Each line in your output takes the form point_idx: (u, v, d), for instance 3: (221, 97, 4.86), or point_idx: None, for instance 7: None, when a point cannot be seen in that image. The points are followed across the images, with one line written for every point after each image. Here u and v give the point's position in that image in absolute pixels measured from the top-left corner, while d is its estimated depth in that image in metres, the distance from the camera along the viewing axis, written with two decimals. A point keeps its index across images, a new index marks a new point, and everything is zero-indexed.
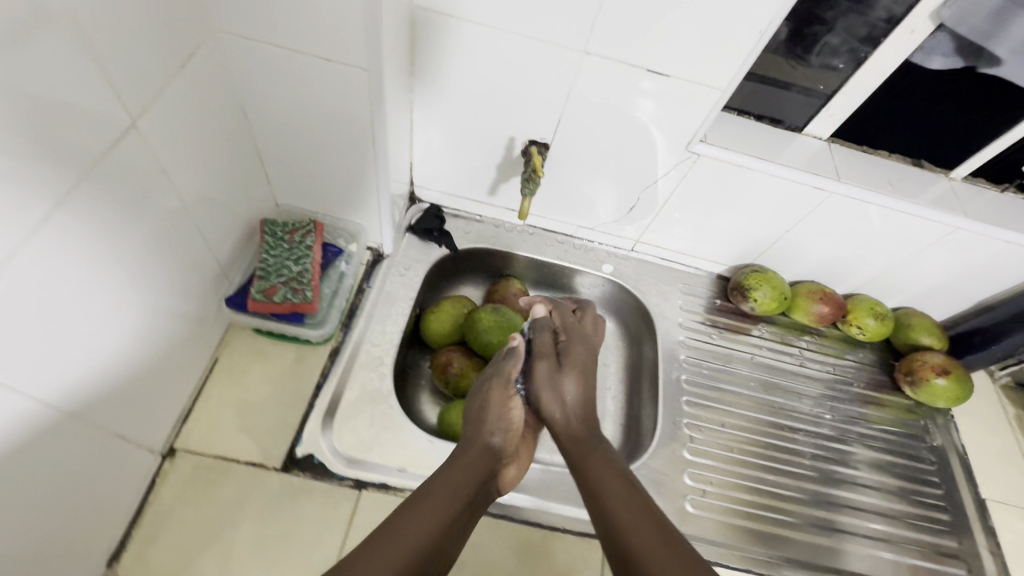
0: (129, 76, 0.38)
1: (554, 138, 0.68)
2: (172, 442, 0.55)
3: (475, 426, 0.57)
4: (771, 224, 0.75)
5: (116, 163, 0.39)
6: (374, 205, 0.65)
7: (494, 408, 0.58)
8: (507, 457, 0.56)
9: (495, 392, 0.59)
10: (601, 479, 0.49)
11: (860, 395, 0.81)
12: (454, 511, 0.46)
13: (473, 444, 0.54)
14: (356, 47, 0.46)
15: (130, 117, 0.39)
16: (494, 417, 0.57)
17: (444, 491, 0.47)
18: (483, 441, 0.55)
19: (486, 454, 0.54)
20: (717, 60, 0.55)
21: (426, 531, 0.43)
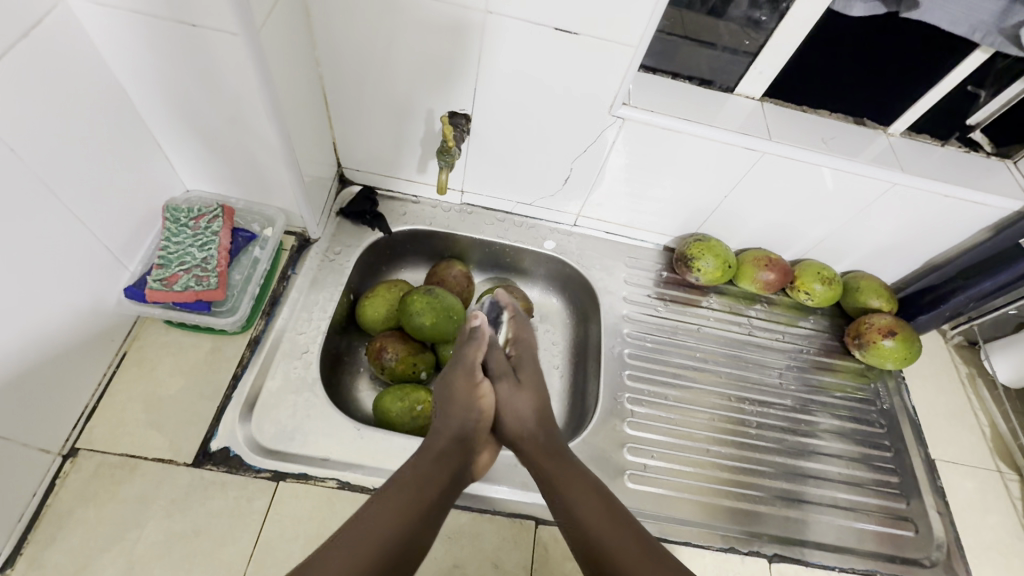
0: None
1: (475, 109, 0.66)
2: (74, 441, 0.52)
3: (443, 416, 0.56)
4: (709, 190, 0.73)
5: None
6: (287, 186, 0.63)
7: (462, 397, 0.57)
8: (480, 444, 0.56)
9: (462, 384, 0.57)
10: (565, 482, 0.53)
11: (810, 361, 0.80)
12: (424, 503, 0.48)
13: (442, 436, 0.54)
14: (224, 11, 0.44)
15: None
16: (463, 405, 0.56)
17: (415, 482, 0.49)
18: (454, 429, 0.54)
19: (458, 442, 0.54)
20: (625, 14, 0.53)
21: (394, 521, 0.45)
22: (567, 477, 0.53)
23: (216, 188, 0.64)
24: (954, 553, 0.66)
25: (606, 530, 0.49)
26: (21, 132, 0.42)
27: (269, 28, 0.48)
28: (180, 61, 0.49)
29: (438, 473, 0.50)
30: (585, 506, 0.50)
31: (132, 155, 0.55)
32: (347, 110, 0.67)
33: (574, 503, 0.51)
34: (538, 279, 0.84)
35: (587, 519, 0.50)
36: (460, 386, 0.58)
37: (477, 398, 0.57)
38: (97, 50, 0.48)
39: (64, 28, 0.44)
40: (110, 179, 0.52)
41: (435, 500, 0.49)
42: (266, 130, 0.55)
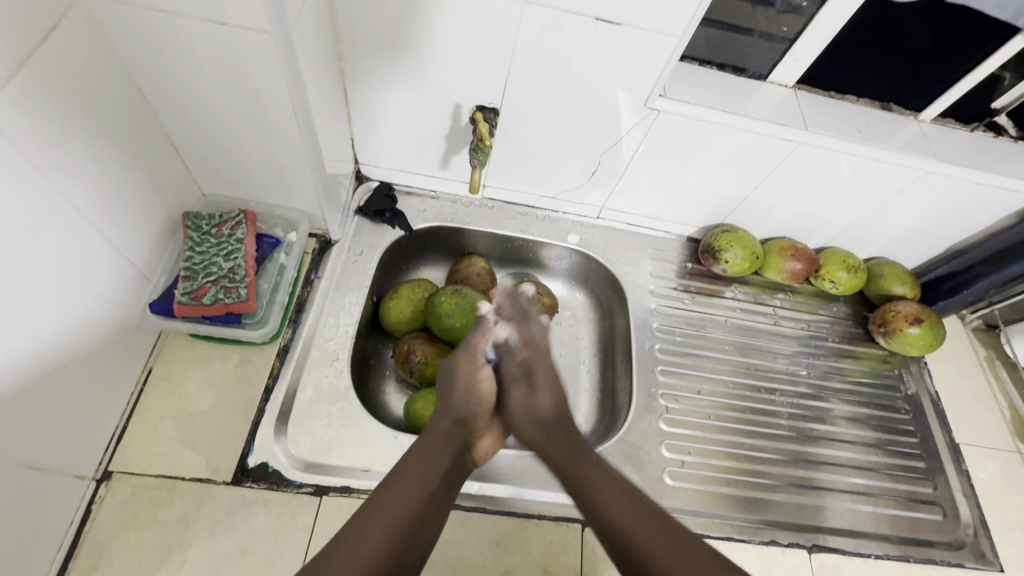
0: None
1: (503, 102, 0.64)
2: (107, 464, 0.50)
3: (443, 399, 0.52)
4: (739, 181, 0.72)
5: None
6: (310, 188, 0.60)
7: (463, 382, 0.53)
8: (480, 429, 0.53)
9: (462, 364, 0.54)
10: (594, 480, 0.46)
11: (835, 349, 0.80)
12: (428, 496, 0.44)
13: (444, 415, 0.50)
14: (258, 7, 0.41)
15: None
16: (461, 393, 0.52)
17: (418, 467, 0.45)
18: (452, 412, 0.51)
19: (460, 427, 0.50)
20: (670, 4, 0.52)
21: (400, 515, 0.41)
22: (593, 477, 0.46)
23: (234, 192, 0.62)
24: (981, 536, 0.67)
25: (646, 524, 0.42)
26: (39, 143, 0.39)
27: (300, 24, 0.45)
28: (206, 61, 0.46)
29: (440, 456, 0.47)
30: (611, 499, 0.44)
31: (149, 159, 0.52)
32: (368, 104, 0.65)
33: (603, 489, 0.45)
34: (561, 273, 0.83)
35: (617, 501, 0.43)
36: (463, 373, 0.53)
37: (477, 389, 0.53)
38: (114, 50, 0.44)
39: (79, 28, 0.41)
40: (128, 186, 0.49)
41: (439, 491, 0.45)
42: (293, 132, 0.53)
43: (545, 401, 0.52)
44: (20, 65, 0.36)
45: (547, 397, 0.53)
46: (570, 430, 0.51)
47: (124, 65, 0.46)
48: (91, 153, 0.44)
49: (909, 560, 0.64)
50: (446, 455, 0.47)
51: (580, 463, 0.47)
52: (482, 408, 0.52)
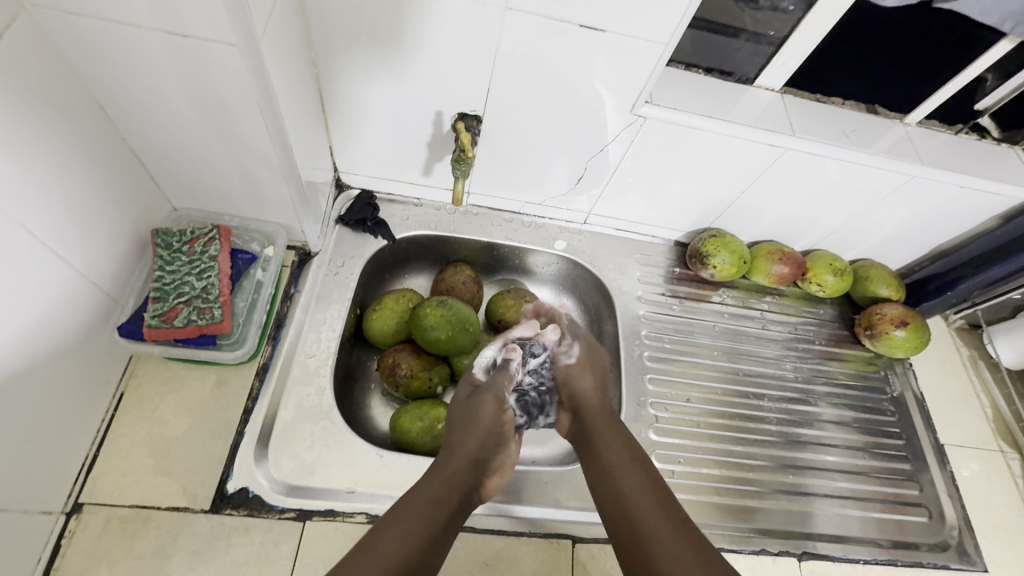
0: None
1: (486, 109, 0.62)
2: (77, 496, 0.48)
3: (458, 434, 0.51)
4: (726, 186, 0.71)
5: None
6: (286, 201, 0.58)
7: (484, 418, 0.52)
8: (493, 468, 0.51)
9: (487, 404, 0.53)
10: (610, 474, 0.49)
11: (821, 351, 0.80)
12: (438, 524, 0.43)
13: (456, 455, 0.49)
14: (223, 19, 0.39)
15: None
16: (483, 432, 0.51)
17: (426, 500, 0.44)
18: (469, 452, 0.49)
19: (473, 468, 0.49)
20: (658, 11, 0.51)
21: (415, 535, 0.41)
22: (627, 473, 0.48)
23: (205, 205, 0.59)
24: (966, 535, 0.68)
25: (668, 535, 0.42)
26: None
27: (269, 34, 0.43)
28: (170, 74, 0.43)
29: (450, 489, 0.46)
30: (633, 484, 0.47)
31: (113, 175, 0.49)
32: (347, 112, 0.63)
33: (628, 489, 0.47)
34: (548, 279, 0.82)
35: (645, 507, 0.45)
36: (483, 410, 0.53)
37: (498, 432, 0.52)
38: (66, 62, 0.42)
39: (28, 43, 0.38)
40: (87, 205, 0.47)
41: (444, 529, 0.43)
42: (266, 146, 0.50)
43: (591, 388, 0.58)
44: None
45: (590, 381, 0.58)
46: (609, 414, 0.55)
47: (80, 77, 0.43)
48: (41, 174, 0.41)
49: (896, 563, 0.64)
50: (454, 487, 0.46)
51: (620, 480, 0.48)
52: (496, 449, 0.52)
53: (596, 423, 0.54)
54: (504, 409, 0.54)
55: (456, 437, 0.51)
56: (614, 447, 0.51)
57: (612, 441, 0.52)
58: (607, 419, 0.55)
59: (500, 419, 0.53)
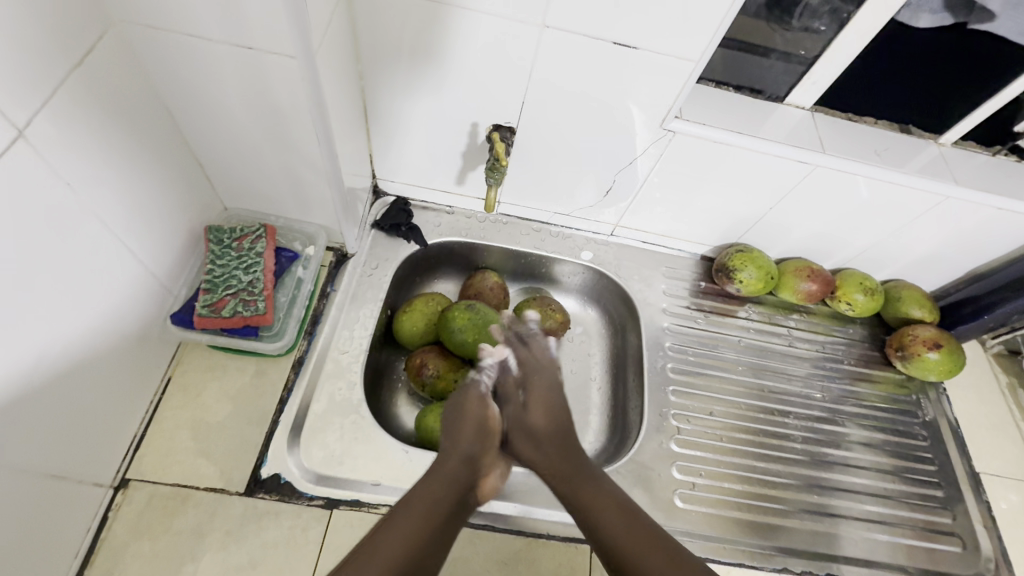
0: (15, 82, 0.34)
1: (520, 122, 0.65)
2: (125, 472, 0.51)
3: (450, 436, 0.52)
4: (754, 202, 0.72)
5: (12, 176, 0.35)
6: (328, 204, 0.61)
7: (473, 413, 0.54)
8: (487, 466, 0.51)
9: (470, 399, 0.56)
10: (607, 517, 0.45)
11: (850, 372, 0.79)
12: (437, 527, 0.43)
13: (451, 457, 0.50)
14: (284, 32, 0.42)
15: (17, 127, 0.35)
16: (470, 436, 0.52)
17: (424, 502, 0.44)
18: (460, 452, 0.50)
19: (466, 465, 0.49)
20: (691, 29, 0.52)
21: (407, 546, 0.40)
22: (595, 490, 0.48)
23: (253, 206, 0.63)
24: (1003, 569, 0.65)
25: (642, 541, 0.43)
26: (73, 162, 0.41)
27: (324, 47, 0.47)
28: (232, 82, 0.47)
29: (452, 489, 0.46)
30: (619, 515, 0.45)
31: (174, 175, 0.53)
32: (387, 122, 0.66)
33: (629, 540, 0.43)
34: (573, 289, 0.83)
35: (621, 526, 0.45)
36: (472, 410, 0.55)
37: (487, 428, 0.53)
38: (142, 70, 0.46)
39: (111, 52, 0.42)
40: (152, 202, 0.51)
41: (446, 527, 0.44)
42: (314, 151, 0.54)
43: (538, 418, 0.55)
44: (53, 95, 0.37)
45: (540, 417, 0.55)
46: (577, 458, 0.51)
47: (152, 85, 0.47)
48: (117, 171, 0.45)
49: None
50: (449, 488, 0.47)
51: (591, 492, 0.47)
52: (486, 450, 0.52)
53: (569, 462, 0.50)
54: (535, 416, 0.55)
55: (450, 438, 0.52)
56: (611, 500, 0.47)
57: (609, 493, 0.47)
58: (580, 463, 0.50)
59: (486, 414, 0.55)
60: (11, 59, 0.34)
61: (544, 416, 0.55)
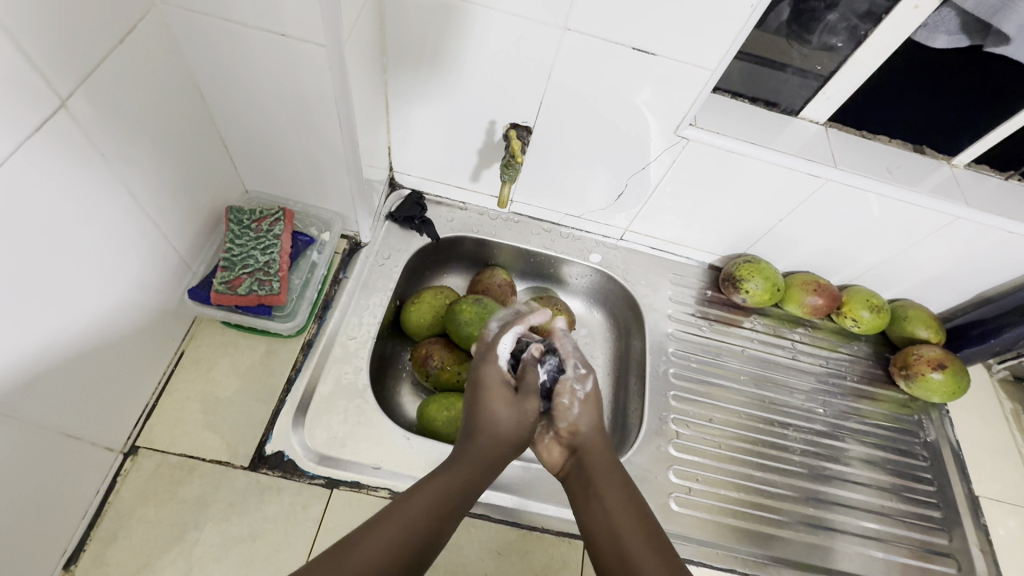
0: (59, 54, 0.36)
1: (537, 121, 0.66)
2: (135, 440, 0.53)
3: (483, 418, 0.48)
4: (764, 213, 0.72)
5: (50, 143, 0.37)
6: (346, 191, 0.63)
7: (519, 412, 0.49)
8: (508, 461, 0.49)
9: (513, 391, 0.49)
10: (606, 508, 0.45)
11: (852, 388, 0.79)
12: (443, 513, 0.41)
13: (481, 440, 0.47)
14: (316, 21, 0.44)
15: (60, 97, 0.37)
16: (506, 421, 0.48)
17: (435, 487, 0.42)
18: (490, 440, 0.47)
19: (493, 451, 0.47)
20: (709, 38, 0.53)
21: (405, 529, 0.39)
22: (602, 478, 0.48)
23: (273, 190, 0.65)
24: None
25: (636, 538, 0.42)
26: (107, 135, 0.42)
27: (353, 38, 0.48)
28: (262, 68, 0.49)
29: (467, 480, 0.44)
30: (618, 509, 0.45)
31: (200, 155, 0.55)
32: (407, 116, 0.68)
33: (623, 534, 0.43)
34: (580, 290, 0.84)
35: (616, 520, 0.44)
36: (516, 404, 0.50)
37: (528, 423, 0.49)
38: (178, 51, 0.48)
39: (151, 33, 0.44)
40: (178, 180, 0.53)
41: (453, 517, 0.42)
42: (337, 139, 0.55)
43: (588, 419, 0.53)
44: (95, 70, 0.39)
45: (585, 416, 0.53)
46: (602, 449, 0.51)
47: (186, 66, 0.49)
48: (148, 146, 0.47)
49: None
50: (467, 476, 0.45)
51: (596, 484, 0.47)
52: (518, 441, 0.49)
53: (591, 452, 0.50)
54: (582, 415, 0.53)
55: (484, 420, 0.48)
56: (614, 492, 0.46)
57: (614, 487, 0.47)
58: (604, 454, 0.50)
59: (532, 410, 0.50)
60: (59, 32, 0.36)
61: (589, 412, 0.53)
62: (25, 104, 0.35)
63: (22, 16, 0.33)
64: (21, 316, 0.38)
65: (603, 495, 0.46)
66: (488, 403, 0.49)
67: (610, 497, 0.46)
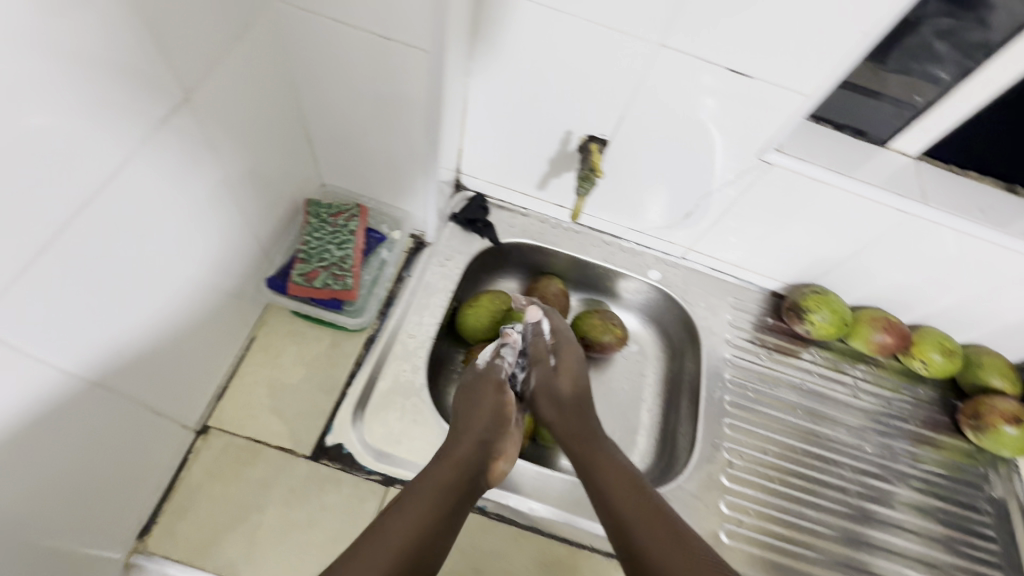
0: (175, 49, 0.38)
1: (615, 135, 0.64)
2: (206, 420, 0.55)
3: (463, 420, 0.56)
4: (838, 244, 0.70)
5: (161, 133, 0.39)
6: (420, 193, 0.64)
7: (486, 402, 0.57)
8: (499, 451, 0.54)
9: (481, 386, 0.58)
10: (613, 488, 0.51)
11: (914, 433, 0.76)
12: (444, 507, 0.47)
13: (463, 440, 0.53)
14: (420, 26, 0.44)
15: (172, 87, 0.39)
16: (483, 419, 0.55)
17: (430, 486, 0.48)
18: (473, 436, 0.53)
19: (478, 447, 0.53)
20: (810, 62, 0.50)
21: (413, 527, 0.44)
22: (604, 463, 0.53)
23: (348, 186, 0.66)
24: None
25: (652, 528, 0.47)
26: (206, 126, 0.44)
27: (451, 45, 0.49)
28: (358, 68, 0.50)
29: (456, 477, 0.49)
30: (624, 494, 0.50)
31: (286, 147, 0.56)
32: (481, 121, 0.67)
33: (638, 525, 0.47)
34: (634, 306, 0.83)
35: (624, 499, 0.50)
36: (487, 398, 0.57)
37: (503, 415, 0.57)
38: (279, 46, 0.49)
39: (259, 28, 0.46)
40: (264, 170, 0.54)
41: (451, 510, 0.47)
42: (419, 141, 0.56)
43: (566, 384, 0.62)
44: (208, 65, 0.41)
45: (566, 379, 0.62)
46: (588, 425, 0.58)
47: (284, 61, 0.50)
48: (242, 137, 0.49)
49: None
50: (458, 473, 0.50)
51: (600, 470, 0.53)
52: (500, 432, 0.55)
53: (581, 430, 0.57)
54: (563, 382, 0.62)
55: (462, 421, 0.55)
56: (615, 473, 0.52)
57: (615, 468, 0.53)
58: (591, 430, 0.57)
59: (503, 400, 0.58)
60: (176, 26, 0.37)
61: (569, 382, 0.62)
62: (146, 94, 0.36)
63: (151, 14, 0.35)
64: (117, 294, 0.40)
65: (607, 476, 0.52)
66: (466, 407, 0.57)
67: (612, 477, 0.52)
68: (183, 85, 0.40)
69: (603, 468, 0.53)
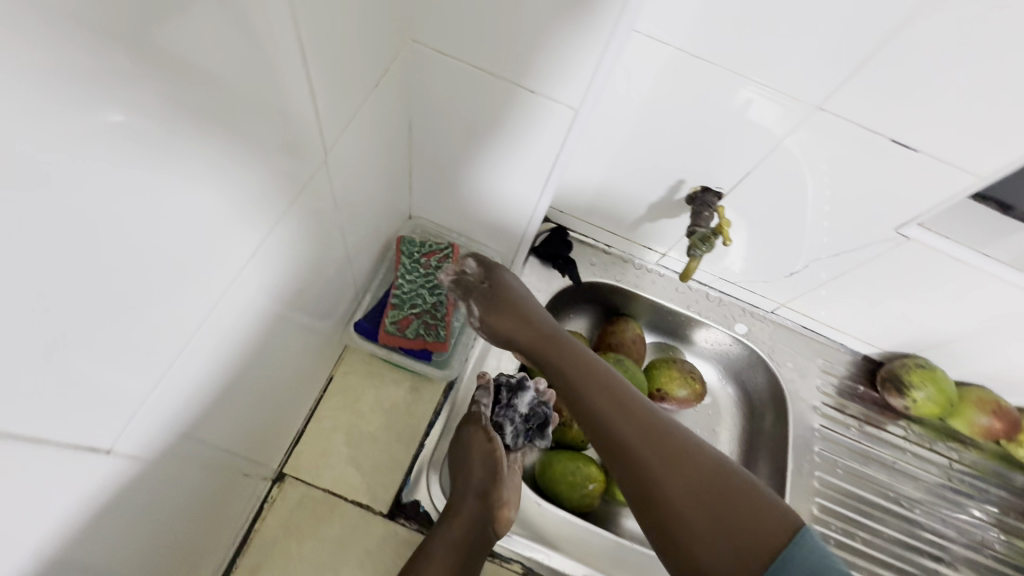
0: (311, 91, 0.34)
1: (734, 188, 0.59)
2: (282, 466, 0.53)
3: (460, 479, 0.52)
4: (959, 321, 0.64)
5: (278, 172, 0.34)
6: (516, 234, 0.64)
7: (477, 453, 0.53)
8: (501, 500, 0.51)
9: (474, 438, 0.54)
10: (634, 445, 0.49)
11: (1012, 527, 0.70)
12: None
13: (463, 498, 0.51)
14: (574, 84, 0.43)
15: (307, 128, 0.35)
16: (478, 469, 0.52)
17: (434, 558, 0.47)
18: (472, 489, 0.51)
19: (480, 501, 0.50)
20: (994, 142, 0.45)
21: None
22: (615, 418, 0.51)
23: (438, 219, 0.65)
24: None
25: (676, 484, 0.47)
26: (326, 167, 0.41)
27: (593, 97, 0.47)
28: (485, 115, 0.49)
29: (459, 544, 0.48)
30: (646, 451, 0.48)
31: (394, 181, 0.56)
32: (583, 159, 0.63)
33: (666, 486, 0.47)
34: (712, 356, 0.78)
35: (653, 465, 0.48)
36: (474, 438, 0.54)
37: (495, 459, 0.52)
38: (408, 87, 0.49)
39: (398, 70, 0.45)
40: (372, 204, 0.53)
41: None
42: (532, 187, 0.55)
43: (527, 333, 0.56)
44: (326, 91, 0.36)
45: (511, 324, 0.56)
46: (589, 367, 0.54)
47: (411, 101, 0.50)
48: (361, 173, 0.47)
49: None
50: (462, 535, 0.49)
51: (616, 427, 0.50)
52: (496, 481, 0.51)
53: (585, 378, 0.53)
54: (511, 321, 0.56)
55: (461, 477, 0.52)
56: (630, 425, 0.50)
57: (630, 417, 0.51)
58: (596, 371, 0.54)
59: (491, 445, 0.53)
60: (316, 67, 0.34)
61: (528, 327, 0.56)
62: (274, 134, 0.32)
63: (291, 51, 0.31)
64: (229, 351, 0.37)
65: (629, 439, 0.50)
66: (460, 462, 0.53)
67: (628, 428, 0.50)
68: (317, 132, 0.37)
69: (619, 423, 0.50)
